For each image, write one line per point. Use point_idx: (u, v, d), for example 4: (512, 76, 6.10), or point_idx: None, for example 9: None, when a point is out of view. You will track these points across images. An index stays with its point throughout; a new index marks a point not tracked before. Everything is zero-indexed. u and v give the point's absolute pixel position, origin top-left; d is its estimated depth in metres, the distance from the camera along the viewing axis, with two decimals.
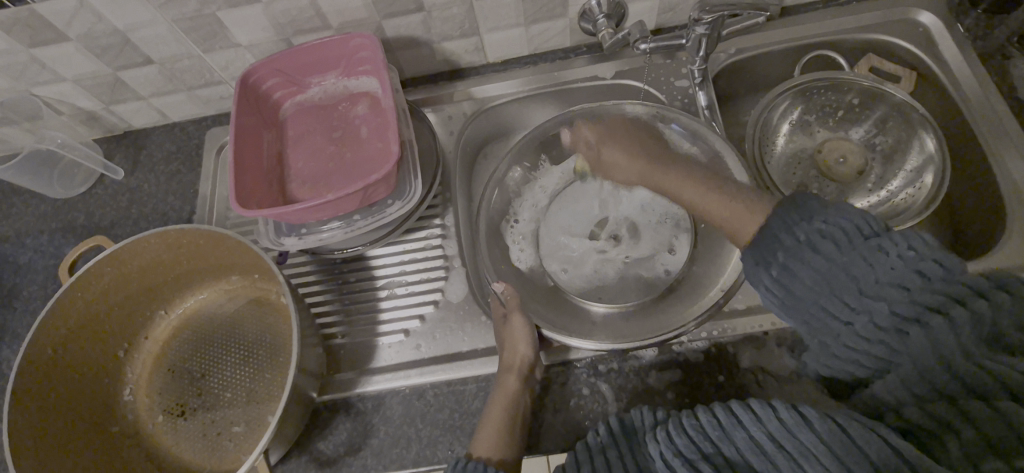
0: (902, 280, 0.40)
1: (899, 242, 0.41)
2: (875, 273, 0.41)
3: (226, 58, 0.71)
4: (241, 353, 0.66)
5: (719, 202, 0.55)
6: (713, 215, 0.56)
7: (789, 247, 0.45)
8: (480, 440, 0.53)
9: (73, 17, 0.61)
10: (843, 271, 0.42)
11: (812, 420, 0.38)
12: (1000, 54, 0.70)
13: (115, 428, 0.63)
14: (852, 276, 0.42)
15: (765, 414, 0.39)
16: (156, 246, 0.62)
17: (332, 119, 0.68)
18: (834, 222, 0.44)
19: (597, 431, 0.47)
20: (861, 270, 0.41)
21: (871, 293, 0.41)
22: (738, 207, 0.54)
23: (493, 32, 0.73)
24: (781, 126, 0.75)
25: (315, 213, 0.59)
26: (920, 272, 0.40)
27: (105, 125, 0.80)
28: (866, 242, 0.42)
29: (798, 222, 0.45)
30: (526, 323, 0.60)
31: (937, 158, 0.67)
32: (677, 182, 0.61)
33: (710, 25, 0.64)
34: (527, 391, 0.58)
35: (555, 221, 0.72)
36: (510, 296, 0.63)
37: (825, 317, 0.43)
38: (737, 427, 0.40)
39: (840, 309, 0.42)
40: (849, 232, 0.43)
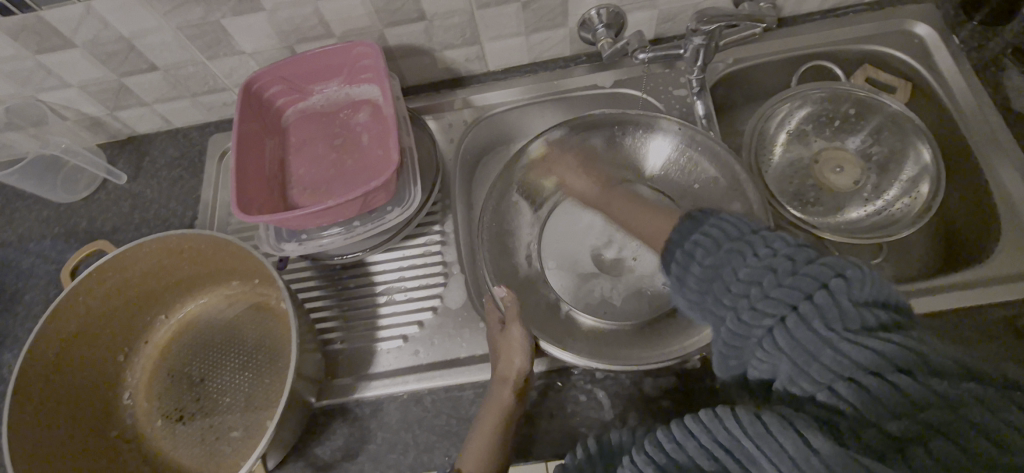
0: (760, 278, 0.40)
1: (760, 238, 0.42)
2: (781, 279, 0.39)
3: (229, 65, 0.72)
4: (240, 357, 0.66)
5: (654, 222, 0.62)
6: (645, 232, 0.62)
7: (699, 263, 0.44)
8: (466, 457, 0.54)
9: (79, 24, 0.62)
10: (752, 282, 0.40)
11: (744, 422, 0.37)
12: (994, 65, 0.71)
13: (113, 431, 0.63)
14: (761, 284, 0.40)
15: (713, 424, 0.38)
16: (157, 251, 0.62)
17: (333, 126, 0.69)
18: (719, 227, 0.45)
19: (574, 454, 0.47)
20: (767, 277, 0.39)
21: (744, 295, 0.40)
22: (661, 223, 0.60)
23: (494, 41, 0.73)
24: (779, 135, 0.76)
25: (317, 219, 0.59)
26: (773, 268, 0.40)
27: (109, 130, 0.81)
28: (730, 245, 0.43)
29: (695, 230, 0.46)
30: (525, 335, 0.59)
31: (933, 169, 0.67)
32: (627, 210, 0.66)
33: (708, 36, 0.65)
34: (520, 404, 0.57)
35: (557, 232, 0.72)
36: (509, 304, 0.61)
37: (751, 332, 0.40)
38: (687, 439, 0.39)
39: (758, 322, 0.39)
40: (731, 231, 0.44)
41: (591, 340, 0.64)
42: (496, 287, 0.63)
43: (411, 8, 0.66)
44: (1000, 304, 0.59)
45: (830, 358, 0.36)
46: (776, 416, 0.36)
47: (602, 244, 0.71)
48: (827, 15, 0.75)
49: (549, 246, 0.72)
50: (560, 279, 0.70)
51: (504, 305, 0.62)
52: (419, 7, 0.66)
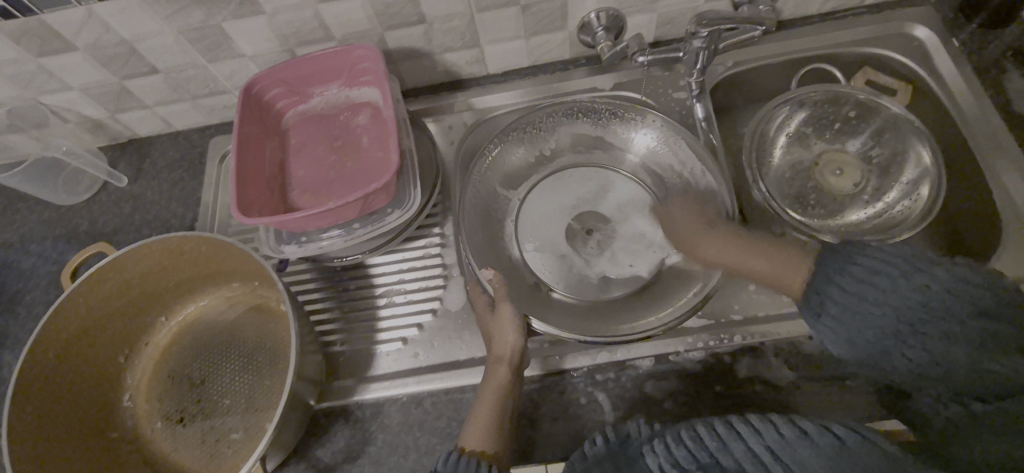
0: (904, 314, 0.44)
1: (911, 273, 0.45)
2: (933, 311, 0.43)
3: (230, 68, 0.73)
4: (241, 358, 0.66)
5: (767, 260, 0.56)
6: (758, 273, 0.57)
7: (837, 290, 0.47)
8: (469, 433, 0.54)
9: (81, 27, 0.63)
10: (917, 312, 0.44)
11: (811, 435, 0.38)
12: (995, 67, 0.71)
13: (114, 433, 0.63)
14: (944, 319, 0.43)
15: (765, 429, 0.40)
16: (158, 253, 0.62)
17: (333, 128, 0.69)
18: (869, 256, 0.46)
19: (594, 444, 0.47)
20: (912, 311, 0.44)
21: (891, 322, 0.45)
22: (779, 266, 0.55)
23: (494, 44, 0.74)
24: (778, 138, 0.76)
25: (316, 222, 0.59)
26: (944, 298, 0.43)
27: (110, 132, 0.81)
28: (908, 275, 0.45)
29: (836, 266, 0.48)
30: (515, 314, 0.59)
31: (934, 171, 0.67)
32: (722, 247, 0.60)
33: (707, 38, 0.65)
34: (516, 382, 0.57)
35: (536, 211, 0.71)
36: (498, 285, 0.61)
37: (894, 358, 0.45)
38: (733, 440, 0.40)
39: (905, 351, 0.44)
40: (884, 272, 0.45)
41: (569, 320, 0.64)
42: (484, 269, 0.63)
43: (411, 12, 0.66)
44: None
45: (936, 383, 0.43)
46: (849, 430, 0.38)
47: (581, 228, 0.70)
48: (826, 18, 0.75)
49: (528, 229, 0.70)
50: (537, 261, 0.68)
51: (493, 287, 0.62)
52: (419, 10, 0.66)
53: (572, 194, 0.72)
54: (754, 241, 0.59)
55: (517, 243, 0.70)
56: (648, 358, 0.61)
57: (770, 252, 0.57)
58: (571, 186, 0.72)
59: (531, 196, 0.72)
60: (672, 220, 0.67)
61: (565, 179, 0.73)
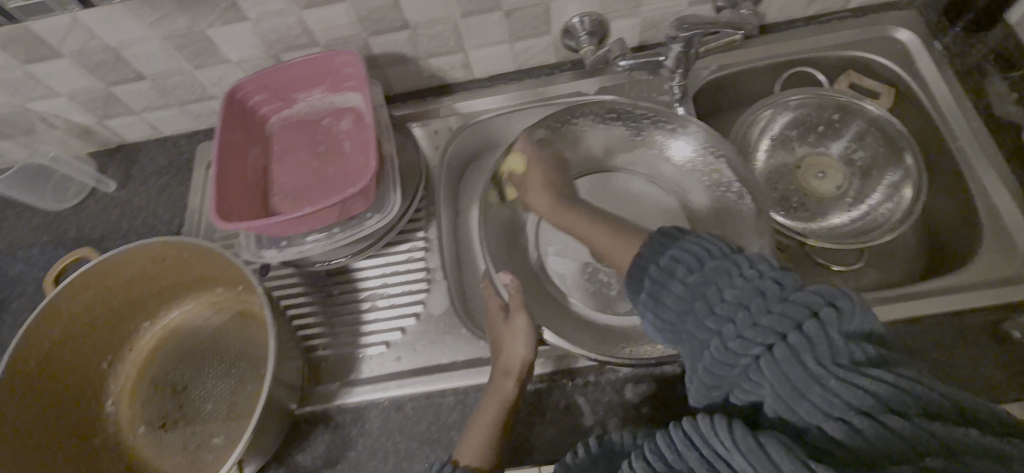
0: (749, 303, 0.38)
1: (726, 272, 0.41)
2: (771, 303, 0.38)
3: (217, 74, 0.73)
4: (223, 364, 0.66)
5: (609, 237, 0.57)
6: (603, 247, 0.58)
7: (653, 276, 0.45)
8: (464, 446, 0.54)
9: (66, 34, 0.63)
10: (740, 305, 0.39)
11: (738, 439, 0.36)
12: (977, 71, 0.71)
13: (96, 439, 0.64)
14: (761, 297, 0.38)
15: (707, 428, 0.38)
16: (141, 258, 0.63)
17: (317, 133, 0.69)
18: (687, 253, 0.44)
19: (576, 453, 0.47)
20: (770, 292, 0.38)
21: (727, 326, 0.39)
22: (612, 243, 0.56)
23: (478, 49, 0.74)
24: (761, 142, 0.76)
25: (296, 226, 0.60)
26: (761, 294, 0.38)
27: (99, 139, 0.81)
28: (714, 263, 0.42)
29: (659, 253, 0.46)
30: (531, 325, 0.59)
31: (915, 173, 0.67)
32: (569, 222, 0.64)
33: (686, 42, 0.65)
34: (520, 394, 0.58)
35: None
36: (513, 290, 0.62)
37: (729, 355, 0.39)
38: (688, 449, 0.39)
39: (743, 345, 0.38)
40: (693, 263, 0.43)
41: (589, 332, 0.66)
42: (500, 273, 0.64)
43: (395, 17, 0.67)
44: (985, 308, 0.58)
45: (819, 397, 0.35)
46: (773, 438, 0.35)
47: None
48: (810, 22, 0.76)
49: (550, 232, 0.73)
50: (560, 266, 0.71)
51: (508, 291, 0.62)
52: (403, 15, 0.67)
53: (599, 200, 0.73)
54: (591, 219, 0.61)
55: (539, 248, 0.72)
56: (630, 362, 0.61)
57: (607, 226, 0.59)
58: (598, 192, 0.73)
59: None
60: (528, 192, 0.69)
61: (591, 185, 0.74)
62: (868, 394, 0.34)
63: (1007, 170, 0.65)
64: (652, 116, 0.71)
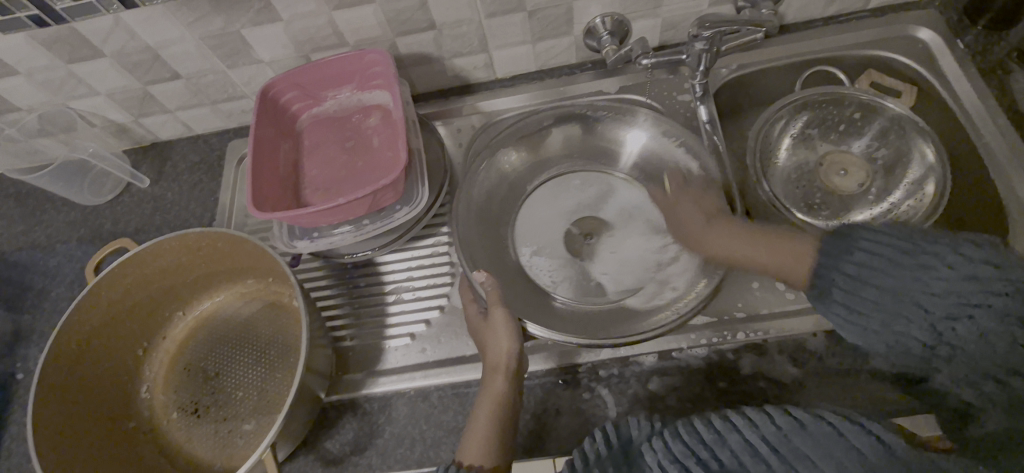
0: (931, 285, 0.44)
1: (915, 256, 0.45)
2: (933, 288, 0.44)
3: (248, 74, 0.76)
4: (254, 352, 0.68)
5: (775, 253, 0.59)
6: (763, 263, 0.59)
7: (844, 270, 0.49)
8: (467, 448, 0.53)
9: (109, 35, 0.66)
10: (919, 287, 0.45)
11: (806, 424, 0.40)
12: (1000, 69, 0.71)
13: (131, 423, 0.65)
14: (927, 288, 0.44)
15: (762, 420, 0.42)
16: (176, 249, 0.65)
17: (345, 129, 0.72)
18: (871, 244, 0.47)
19: (593, 440, 0.47)
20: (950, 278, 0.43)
21: (891, 305, 0.46)
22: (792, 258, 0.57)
23: (501, 49, 0.76)
24: (782, 141, 0.76)
25: (326, 218, 0.62)
26: (939, 276, 0.44)
27: (133, 136, 0.84)
28: (916, 255, 0.45)
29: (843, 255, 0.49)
30: (509, 317, 0.60)
31: (939, 168, 0.68)
32: (734, 239, 0.62)
33: (708, 41, 0.66)
34: (514, 389, 0.58)
35: (531, 214, 0.73)
36: (490, 287, 0.62)
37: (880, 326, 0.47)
38: (730, 432, 0.42)
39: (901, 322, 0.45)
40: (887, 253, 0.47)
41: (574, 326, 0.65)
42: (476, 272, 0.64)
43: (422, 18, 0.69)
44: None
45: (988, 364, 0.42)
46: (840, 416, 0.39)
47: (577, 232, 0.70)
48: (830, 22, 0.76)
49: (530, 231, 0.72)
50: (537, 264, 0.70)
51: (485, 289, 0.62)
52: (429, 16, 0.68)
53: (571, 197, 0.73)
54: (745, 231, 0.62)
55: (516, 247, 0.71)
56: (651, 354, 0.62)
57: (772, 243, 0.59)
58: (571, 191, 0.73)
59: (526, 201, 0.73)
60: (672, 214, 0.68)
61: (567, 182, 0.74)
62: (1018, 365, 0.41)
63: None
64: (606, 112, 0.74)
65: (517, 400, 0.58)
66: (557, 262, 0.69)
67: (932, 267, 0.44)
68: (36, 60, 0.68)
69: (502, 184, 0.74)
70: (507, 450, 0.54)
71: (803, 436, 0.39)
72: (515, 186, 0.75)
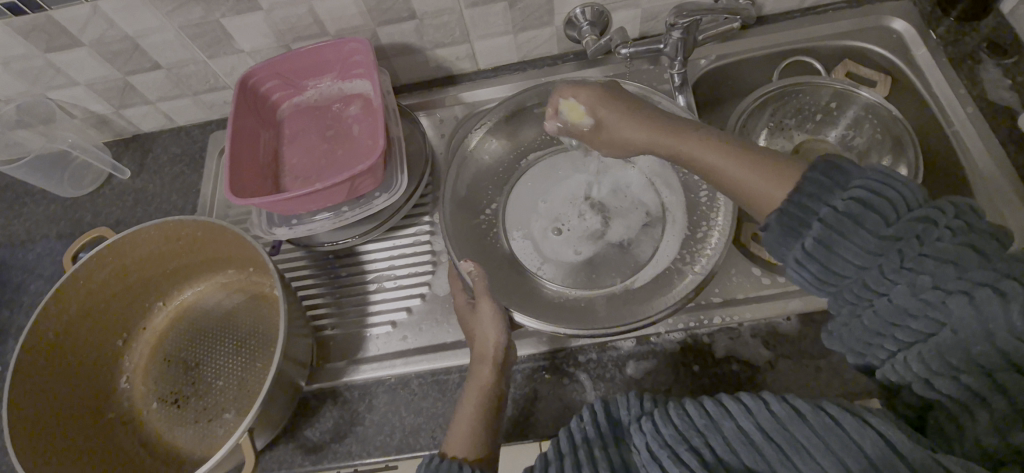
0: (910, 233, 0.39)
1: (898, 216, 0.39)
2: (923, 247, 0.38)
3: (229, 64, 0.75)
4: (234, 343, 0.68)
5: (749, 166, 0.49)
6: (733, 178, 0.50)
7: (826, 220, 0.41)
8: (452, 440, 0.52)
9: (87, 23, 0.66)
10: (890, 246, 0.39)
11: (805, 413, 0.39)
12: (972, 58, 0.72)
13: (109, 414, 0.65)
14: (899, 251, 0.39)
15: (755, 406, 0.40)
16: (154, 238, 0.65)
17: (326, 119, 0.72)
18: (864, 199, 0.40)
19: (581, 418, 0.47)
20: (928, 232, 0.38)
21: (864, 262, 0.40)
22: (768, 174, 0.48)
23: (483, 40, 0.76)
24: (760, 131, 0.77)
25: (305, 205, 0.62)
26: (932, 227, 0.38)
27: (115, 128, 0.84)
28: (910, 214, 0.39)
29: (834, 192, 0.42)
30: (496, 308, 0.59)
31: (910, 153, 0.69)
32: (697, 144, 0.53)
33: (685, 29, 0.67)
34: (500, 380, 0.57)
35: (519, 199, 0.73)
36: (477, 277, 0.61)
37: (854, 291, 0.41)
38: (724, 417, 0.40)
39: (875, 286, 0.40)
40: (881, 206, 0.40)
41: (559, 311, 0.65)
42: (462, 261, 0.64)
43: (403, 7, 0.69)
44: None
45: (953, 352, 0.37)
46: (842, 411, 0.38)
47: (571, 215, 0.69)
48: (807, 13, 0.77)
49: (517, 216, 0.72)
50: (526, 248, 0.70)
51: (472, 279, 0.62)
52: (409, 6, 0.69)
53: (563, 179, 0.72)
54: (718, 141, 0.53)
55: (505, 232, 0.72)
56: (629, 339, 0.63)
57: (731, 150, 0.51)
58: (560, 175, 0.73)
59: (516, 187, 0.74)
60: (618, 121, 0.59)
61: (556, 165, 0.74)
62: (995, 356, 0.36)
63: (1000, 155, 0.66)
64: None
65: (504, 388, 0.57)
66: (546, 246, 0.69)
67: (938, 220, 0.39)
68: (13, 49, 0.67)
69: (488, 173, 0.75)
70: (494, 439, 0.53)
71: (804, 428, 0.38)
72: (507, 169, 0.75)
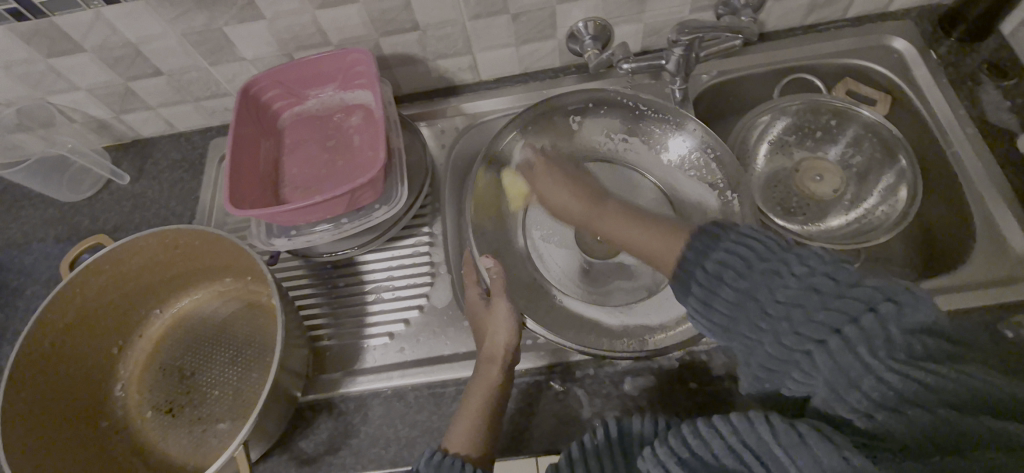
0: (800, 295, 0.38)
1: (775, 263, 0.40)
2: (824, 301, 0.37)
3: (232, 71, 0.75)
4: (231, 352, 0.68)
5: (647, 232, 0.55)
6: (639, 245, 0.55)
7: (705, 279, 0.43)
8: (454, 436, 0.53)
9: (89, 30, 0.65)
10: (782, 304, 0.39)
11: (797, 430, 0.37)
12: (972, 79, 0.73)
13: (103, 423, 0.65)
14: (794, 306, 0.38)
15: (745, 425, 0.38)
16: (153, 246, 0.64)
17: (327, 128, 0.72)
18: (741, 248, 0.43)
19: (593, 434, 0.47)
20: (820, 282, 0.38)
21: (768, 323, 0.39)
22: (661, 243, 0.52)
23: (486, 52, 0.76)
24: (760, 147, 0.77)
25: (304, 216, 0.62)
26: (816, 285, 0.38)
27: (114, 133, 0.84)
28: (763, 265, 0.41)
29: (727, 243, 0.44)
30: (509, 309, 0.60)
31: (910, 174, 0.69)
32: (612, 225, 0.60)
33: (688, 45, 0.67)
34: (506, 381, 0.57)
35: (541, 201, 0.74)
36: (495, 274, 0.63)
37: (770, 353, 0.39)
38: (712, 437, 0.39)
39: (780, 347, 0.39)
40: (750, 257, 0.42)
41: (569, 313, 0.67)
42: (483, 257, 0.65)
43: (406, 19, 0.69)
44: (988, 306, 0.60)
45: (871, 388, 0.35)
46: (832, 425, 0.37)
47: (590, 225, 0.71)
48: (809, 30, 0.78)
49: (538, 217, 0.73)
50: (545, 249, 0.71)
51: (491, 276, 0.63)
52: (413, 17, 0.69)
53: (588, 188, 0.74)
54: (634, 218, 0.58)
55: (526, 230, 0.72)
56: (627, 355, 0.63)
57: (643, 225, 0.56)
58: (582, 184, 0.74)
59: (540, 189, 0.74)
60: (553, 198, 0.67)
61: None
62: (882, 391, 0.35)
63: (998, 176, 0.67)
64: (649, 109, 0.72)
65: (507, 392, 0.57)
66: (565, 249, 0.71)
67: (783, 270, 0.40)
68: (15, 54, 0.67)
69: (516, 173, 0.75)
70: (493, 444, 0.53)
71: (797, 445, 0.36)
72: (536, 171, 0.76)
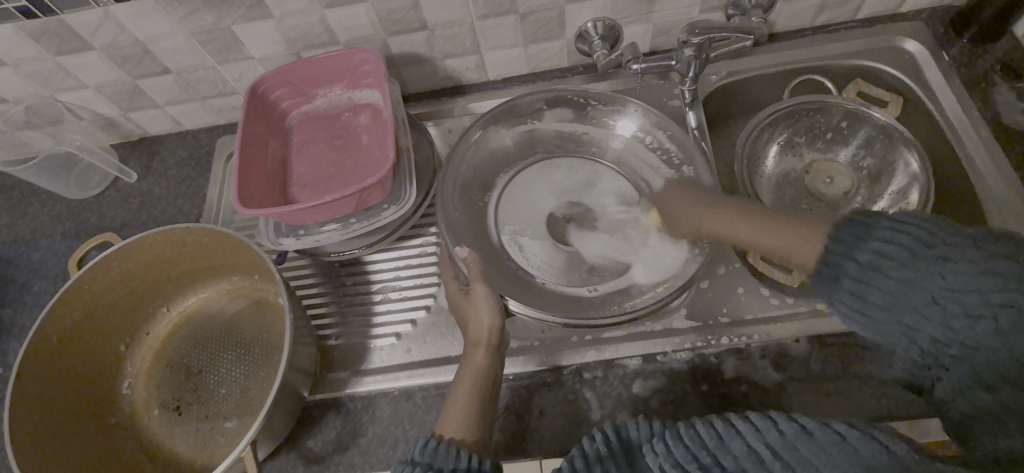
0: (950, 292, 0.39)
1: (936, 254, 0.40)
2: (961, 295, 0.39)
3: (239, 70, 0.75)
4: (238, 349, 0.68)
5: (773, 229, 0.55)
6: (768, 245, 0.55)
7: (854, 274, 0.44)
8: (445, 421, 0.52)
9: (98, 28, 0.65)
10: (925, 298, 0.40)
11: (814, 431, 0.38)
12: (984, 80, 0.72)
13: (111, 419, 0.65)
14: (935, 300, 0.40)
15: (765, 426, 0.40)
16: (161, 243, 0.65)
17: (335, 128, 0.72)
18: (895, 234, 0.42)
19: (593, 440, 0.45)
20: (990, 281, 0.38)
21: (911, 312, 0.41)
22: (793, 239, 0.52)
23: (494, 52, 0.76)
24: (770, 149, 0.77)
25: (313, 215, 0.62)
26: (979, 282, 0.39)
27: (121, 130, 0.84)
28: (925, 254, 0.41)
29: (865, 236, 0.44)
30: (489, 292, 0.59)
31: (922, 176, 0.69)
32: (730, 223, 0.59)
33: (698, 47, 0.66)
34: (495, 363, 0.57)
35: (516, 194, 0.73)
36: (471, 264, 0.61)
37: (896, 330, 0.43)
38: (733, 436, 0.40)
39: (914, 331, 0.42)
40: (906, 247, 0.41)
41: (544, 302, 0.65)
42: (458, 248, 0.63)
43: (415, 18, 0.69)
44: None
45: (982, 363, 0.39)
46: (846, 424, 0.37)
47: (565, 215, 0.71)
48: (819, 30, 0.77)
49: (512, 210, 0.72)
50: (519, 241, 0.70)
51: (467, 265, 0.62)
52: (421, 16, 0.69)
53: (562, 179, 0.73)
54: (748, 213, 0.58)
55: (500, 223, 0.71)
56: (635, 358, 0.62)
57: (765, 222, 0.56)
58: (558, 176, 0.74)
59: (511, 179, 0.74)
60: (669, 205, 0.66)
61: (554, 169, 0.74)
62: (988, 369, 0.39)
63: (1012, 179, 0.66)
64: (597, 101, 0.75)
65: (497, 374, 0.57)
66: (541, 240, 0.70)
67: (953, 255, 0.40)
68: (25, 52, 0.67)
69: (486, 164, 0.75)
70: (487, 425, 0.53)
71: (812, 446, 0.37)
72: (507, 160, 0.76)
